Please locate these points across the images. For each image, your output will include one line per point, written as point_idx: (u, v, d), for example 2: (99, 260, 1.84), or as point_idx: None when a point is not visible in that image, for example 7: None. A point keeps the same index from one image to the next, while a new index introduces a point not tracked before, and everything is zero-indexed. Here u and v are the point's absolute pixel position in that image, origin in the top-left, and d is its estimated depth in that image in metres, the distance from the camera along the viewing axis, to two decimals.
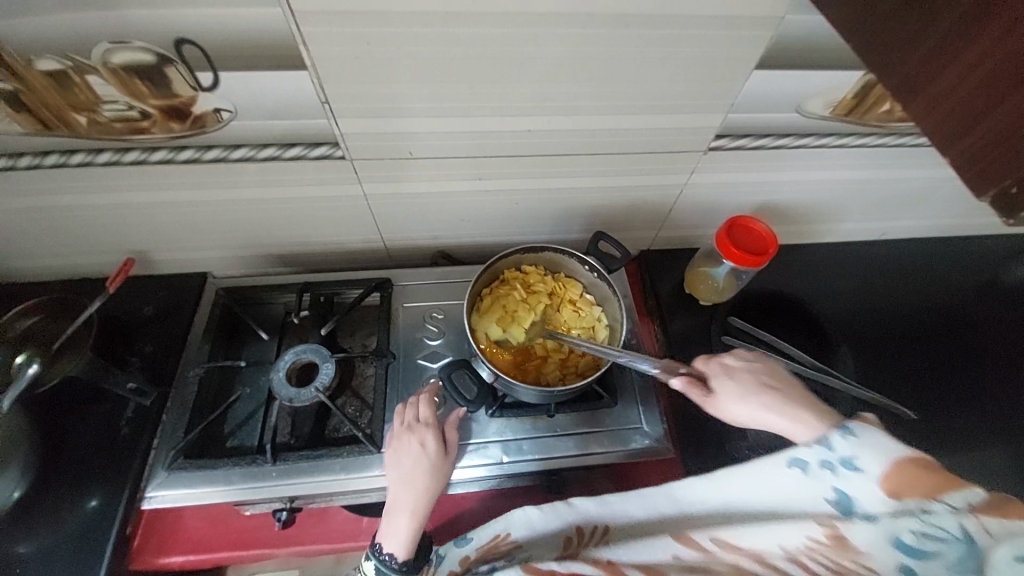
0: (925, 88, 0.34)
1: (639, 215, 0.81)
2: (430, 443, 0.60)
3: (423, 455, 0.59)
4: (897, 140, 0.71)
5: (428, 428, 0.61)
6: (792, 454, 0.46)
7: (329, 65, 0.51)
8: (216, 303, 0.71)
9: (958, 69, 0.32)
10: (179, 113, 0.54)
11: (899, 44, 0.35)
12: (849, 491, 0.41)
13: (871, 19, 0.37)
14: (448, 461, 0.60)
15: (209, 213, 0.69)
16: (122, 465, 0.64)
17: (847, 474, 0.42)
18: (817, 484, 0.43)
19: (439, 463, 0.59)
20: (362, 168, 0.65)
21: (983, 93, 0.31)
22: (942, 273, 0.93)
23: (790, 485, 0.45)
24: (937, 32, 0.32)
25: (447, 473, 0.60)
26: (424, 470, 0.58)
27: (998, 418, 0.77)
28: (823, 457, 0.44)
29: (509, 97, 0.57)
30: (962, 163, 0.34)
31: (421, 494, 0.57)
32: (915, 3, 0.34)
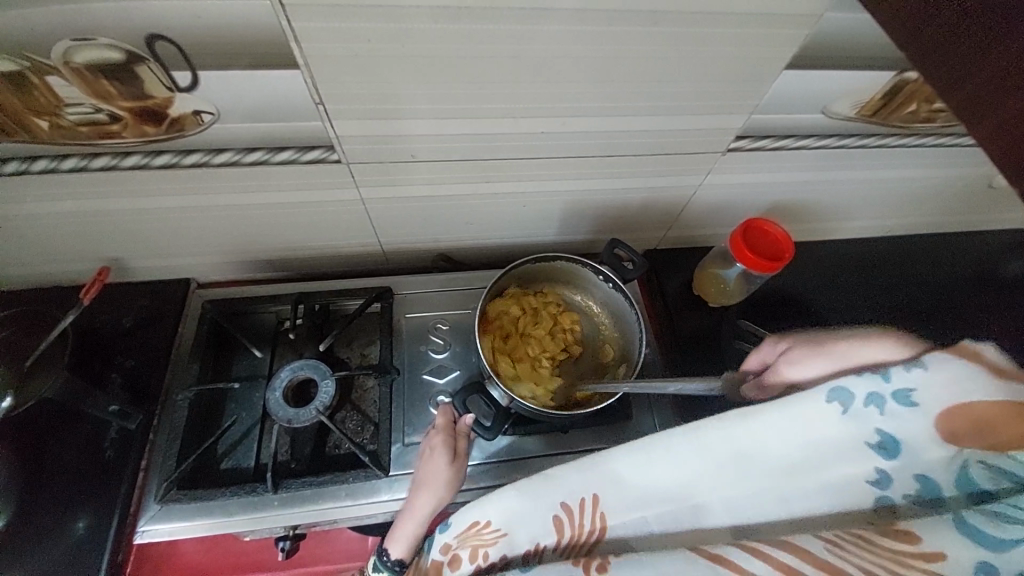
0: (992, 112, 0.31)
1: (649, 217, 0.78)
2: (437, 444, 0.57)
3: (430, 457, 0.57)
4: (917, 141, 0.69)
5: (439, 431, 0.58)
6: (836, 382, 0.39)
7: (323, 62, 0.45)
8: (204, 317, 0.67)
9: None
10: (153, 116, 0.48)
11: (964, 62, 0.32)
12: (896, 432, 0.37)
13: (929, 31, 0.34)
14: (455, 464, 0.56)
15: (191, 220, 0.64)
16: (109, 492, 0.61)
17: (895, 442, 0.37)
18: (858, 433, 0.37)
19: (445, 465, 0.56)
20: (359, 172, 0.60)
21: None
22: (947, 269, 0.92)
23: (825, 416, 0.38)
24: (1013, 51, 0.30)
25: (454, 477, 0.56)
26: (430, 472, 0.56)
27: None
28: (873, 391, 0.38)
29: (521, 98, 0.53)
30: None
31: (423, 496, 0.55)
32: (987, 19, 0.31)
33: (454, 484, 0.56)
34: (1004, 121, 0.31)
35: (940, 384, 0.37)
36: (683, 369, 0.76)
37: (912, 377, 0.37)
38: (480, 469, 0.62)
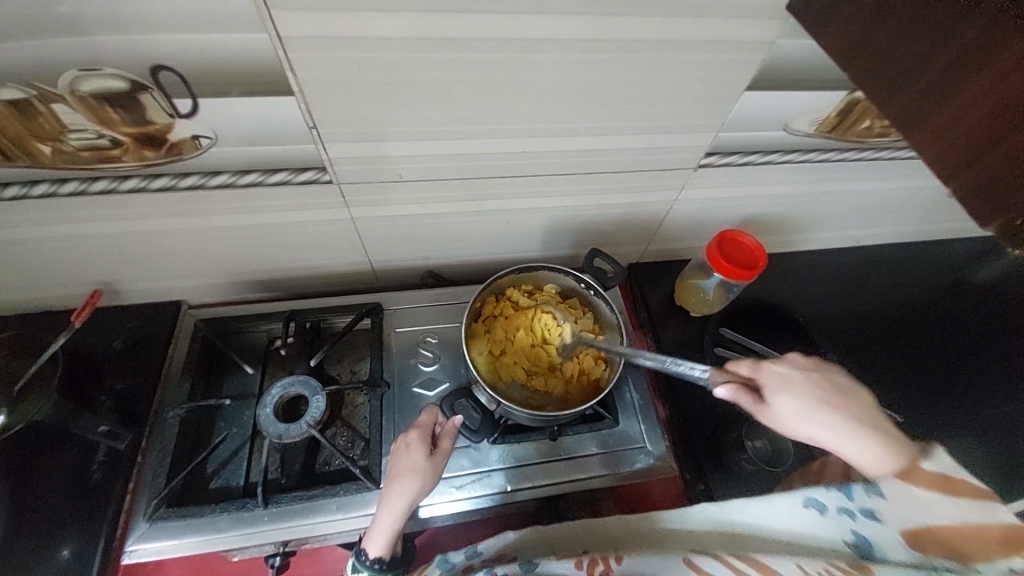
0: (928, 119, 0.35)
1: (630, 231, 0.81)
2: (415, 442, 0.57)
3: (406, 455, 0.57)
4: (874, 155, 0.73)
5: (417, 429, 0.59)
6: (809, 494, 0.51)
7: (317, 90, 0.49)
8: (196, 335, 0.68)
9: (955, 105, 0.33)
10: (153, 140, 0.51)
11: (898, 78, 0.36)
12: (871, 536, 0.47)
13: (860, 53, 0.39)
14: (433, 460, 0.57)
15: (185, 241, 0.66)
16: (95, 515, 0.60)
17: (864, 522, 0.47)
18: (837, 527, 0.48)
19: (422, 461, 0.56)
20: (349, 192, 0.62)
21: (985, 126, 0.31)
22: (915, 276, 0.96)
23: (806, 521, 0.50)
24: (939, 66, 0.33)
25: (432, 473, 0.56)
26: (407, 468, 0.56)
27: (973, 415, 0.81)
28: (845, 505, 0.49)
29: (503, 120, 0.56)
30: (970, 191, 0.33)
31: (399, 491, 0.55)
32: (914, 41, 0.35)
33: (432, 480, 0.56)
34: (938, 128, 0.34)
35: (904, 504, 0.47)
36: None
37: (873, 502, 0.48)
38: (472, 478, 0.63)
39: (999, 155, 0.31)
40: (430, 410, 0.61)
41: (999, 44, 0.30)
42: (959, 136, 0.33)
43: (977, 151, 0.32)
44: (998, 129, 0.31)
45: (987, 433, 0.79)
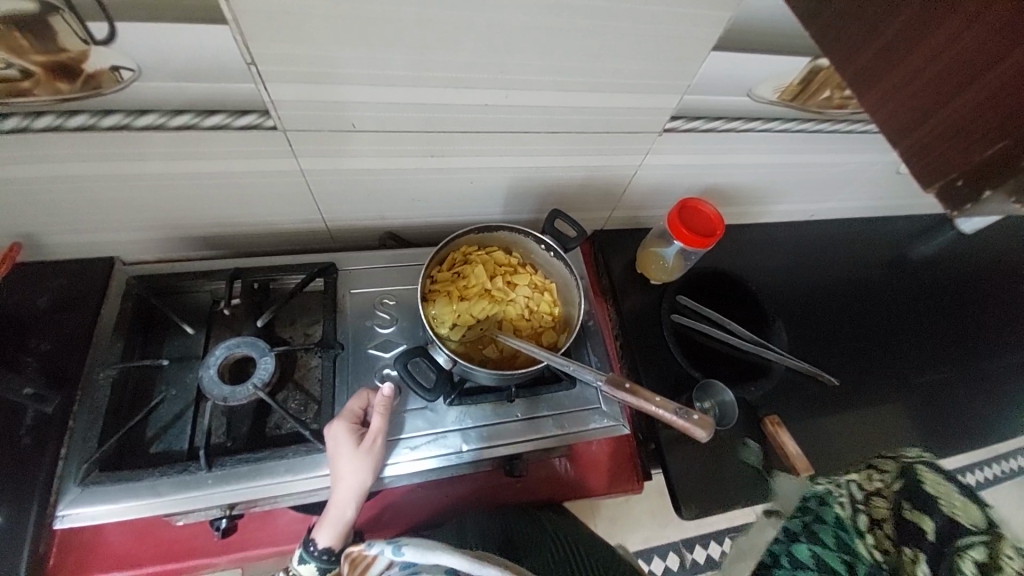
0: (906, 52, 0.30)
1: (593, 195, 0.80)
2: (340, 434, 0.56)
3: (336, 449, 0.56)
4: (831, 127, 0.75)
5: (343, 418, 0.57)
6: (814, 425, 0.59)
7: (255, 20, 0.44)
8: (129, 293, 0.63)
9: (923, 51, 0.30)
10: (66, 71, 0.46)
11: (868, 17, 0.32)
12: None
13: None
14: (364, 447, 0.56)
15: (113, 190, 0.60)
16: (24, 481, 0.55)
17: None
18: None
19: (353, 451, 0.55)
20: (297, 141, 0.58)
21: (989, 43, 0.27)
22: (859, 249, 1.01)
23: None
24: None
25: (366, 459, 0.56)
26: (341, 464, 0.55)
27: (900, 381, 0.88)
28: None
29: (464, 67, 0.53)
30: (961, 125, 0.29)
31: (339, 486, 0.55)
32: None
33: (371, 465, 0.56)
34: (897, 79, 0.31)
35: None
36: (627, 341, 0.80)
37: None
38: (424, 439, 0.62)
39: (995, 79, 0.27)
40: (360, 395, 0.59)
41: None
42: (945, 66, 0.29)
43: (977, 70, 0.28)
44: (964, 77, 0.28)
45: (909, 396, 0.87)
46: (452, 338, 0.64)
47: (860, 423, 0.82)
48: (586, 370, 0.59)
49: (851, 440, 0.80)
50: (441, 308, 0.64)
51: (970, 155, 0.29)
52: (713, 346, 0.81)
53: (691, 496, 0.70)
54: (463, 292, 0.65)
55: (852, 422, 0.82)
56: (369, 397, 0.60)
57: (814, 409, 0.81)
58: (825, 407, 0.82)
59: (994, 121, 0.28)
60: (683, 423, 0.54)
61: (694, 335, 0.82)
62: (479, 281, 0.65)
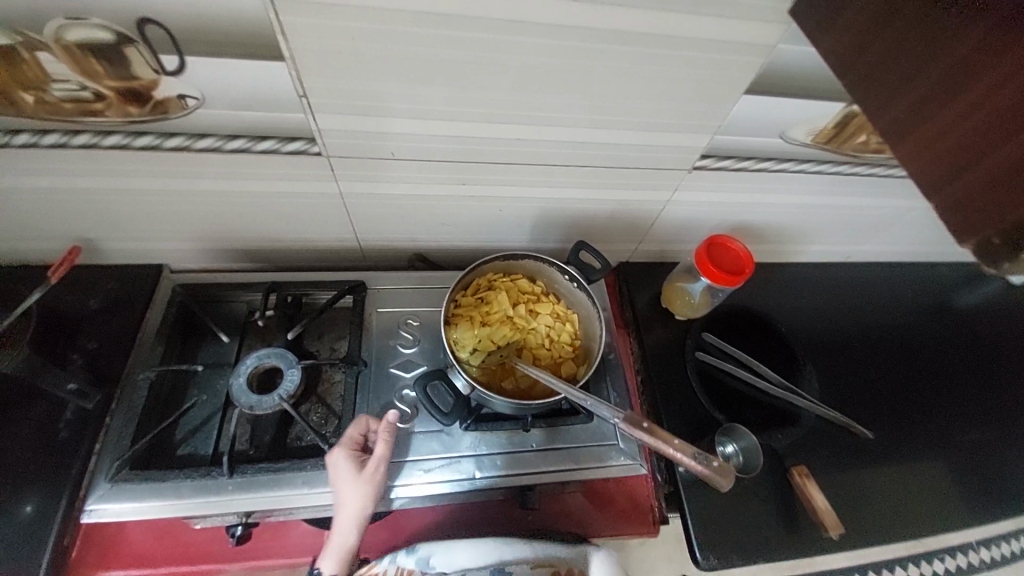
0: (930, 117, 0.31)
1: (620, 228, 0.81)
2: (339, 461, 0.56)
3: (337, 476, 0.56)
4: (867, 171, 0.73)
5: (343, 444, 0.57)
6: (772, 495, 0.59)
7: (310, 57, 0.48)
8: (173, 300, 0.67)
9: (957, 107, 0.29)
10: (138, 97, 0.50)
11: (895, 81, 0.33)
12: None
13: (868, 47, 0.34)
14: (365, 474, 0.56)
15: (169, 204, 0.65)
16: (59, 474, 0.58)
17: None
18: None
19: (353, 478, 0.55)
20: (339, 166, 0.61)
21: (1012, 113, 0.27)
22: (898, 296, 0.97)
23: None
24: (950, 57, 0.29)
25: (367, 487, 0.55)
26: (341, 489, 0.55)
27: (942, 439, 0.83)
28: None
29: (500, 103, 0.55)
30: (983, 189, 0.29)
31: (340, 514, 0.55)
32: (917, 40, 0.31)
33: (372, 492, 0.56)
34: (932, 134, 0.31)
35: None
36: (647, 376, 0.79)
37: None
38: (438, 462, 0.63)
39: (1016, 149, 0.27)
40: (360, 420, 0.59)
41: (1018, 38, 0.26)
42: (967, 133, 0.29)
43: (999, 138, 0.28)
44: (999, 136, 0.28)
45: (950, 455, 0.81)
46: (472, 362, 0.64)
47: (894, 481, 0.77)
48: (604, 406, 0.59)
49: (884, 498, 0.76)
50: (463, 332, 0.65)
51: (1005, 212, 0.28)
52: (737, 387, 0.79)
53: (710, 544, 0.67)
54: (487, 317, 0.65)
55: (886, 478, 0.77)
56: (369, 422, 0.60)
57: (845, 462, 0.78)
58: (856, 461, 0.78)
59: (1015, 191, 0.28)
60: (699, 467, 0.54)
61: (717, 375, 0.80)
62: (501, 308, 0.66)
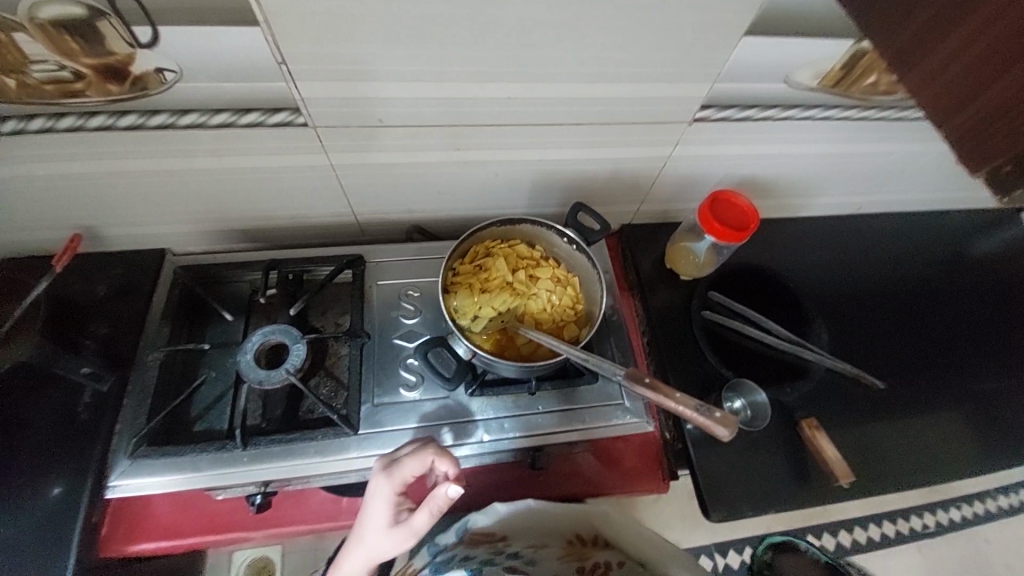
0: (941, 39, 0.28)
1: (621, 188, 0.79)
2: (379, 502, 0.55)
3: (371, 512, 0.55)
4: (878, 114, 0.70)
5: (389, 482, 0.54)
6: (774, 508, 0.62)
7: (285, 20, 0.46)
8: (176, 282, 0.68)
9: (972, 23, 0.26)
10: (116, 74, 0.49)
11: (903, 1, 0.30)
12: None
13: None
14: (394, 530, 0.55)
15: (162, 186, 0.64)
16: (82, 454, 0.60)
17: None
18: None
19: (382, 527, 0.55)
20: (328, 137, 0.60)
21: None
22: (910, 245, 0.94)
23: None
24: None
25: (388, 541, 0.55)
26: (368, 528, 0.55)
27: (958, 388, 0.82)
28: None
29: (486, 60, 0.53)
30: (1000, 114, 0.26)
31: (359, 545, 0.56)
32: None
33: (394, 548, 0.55)
34: (940, 61, 0.28)
35: None
36: (653, 337, 0.79)
37: None
38: (444, 429, 0.64)
39: None
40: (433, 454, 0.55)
41: None
42: (981, 53, 0.26)
43: (1015, 56, 0.25)
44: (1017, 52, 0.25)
45: (963, 404, 0.80)
46: (475, 329, 0.64)
47: (905, 431, 0.77)
48: (607, 365, 0.58)
49: (895, 449, 0.76)
50: (463, 299, 0.64)
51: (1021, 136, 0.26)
52: (744, 345, 0.78)
53: (720, 498, 0.68)
54: (487, 283, 0.65)
55: (896, 429, 0.77)
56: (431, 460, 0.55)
57: (855, 414, 0.77)
58: (867, 413, 0.77)
59: None
60: (704, 420, 0.54)
61: (724, 333, 0.79)
62: (501, 273, 0.66)
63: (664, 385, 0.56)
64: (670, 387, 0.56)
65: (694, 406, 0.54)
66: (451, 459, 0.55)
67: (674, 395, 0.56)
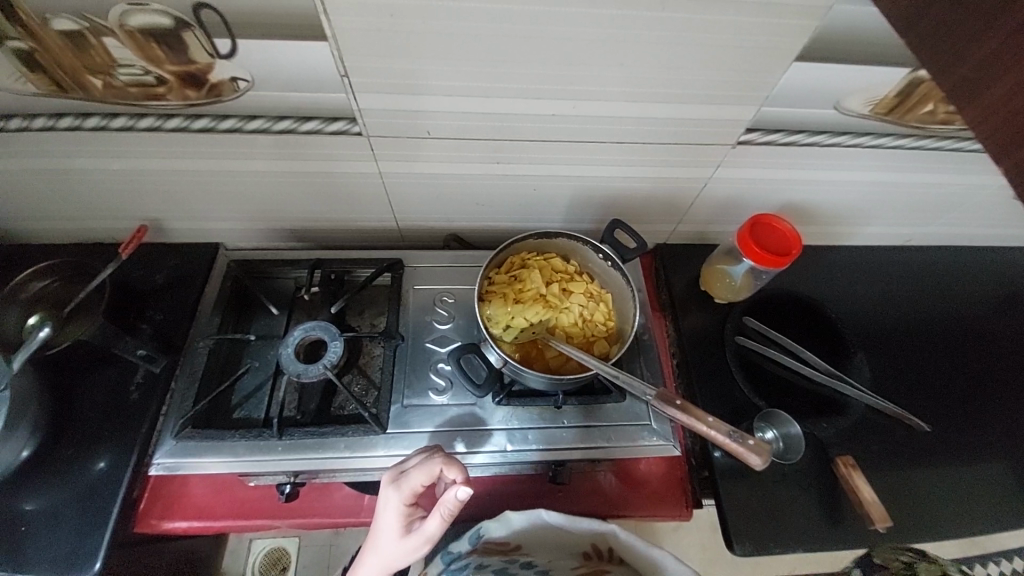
0: (994, 78, 0.27)
1: (659, 208, 0.79)
2: (392, 511, 0.56)
3: (385, 520, 0.56)
4: (933, 144, 0.68)
5: (399, 492, 0.55)
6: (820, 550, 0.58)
7: (349, 36, 0.49)
8: (228, 275, 0.72)
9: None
10: (194, 80, 0.53)
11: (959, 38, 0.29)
12: None
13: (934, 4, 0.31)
14: (408, 538, 0.55)
15: (223, 185, 0.69)
16: (131, 430, 0.64)
17: None
18: None
19: (397, 535, 0.56)
20: (378, 145, 0.63)
21: None
22: (963, 282, 0.90)
23: None
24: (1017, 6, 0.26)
25: (403, 548, 0.56)
26: (384, 535, 0.56)
27: (1013, 436, 0.77)
28: None
29: (535, 78, 0.55)
30: None
31: (376, 551, 0.57)
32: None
33: (409, 555, 0.56)
34: (997, 97, 0.27)
35: None
36: (684, 359, 0.77)
37: None
38: (469, 435, 0.64)
39: None
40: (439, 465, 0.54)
41: None
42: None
43: None
44: None
45: (1017, 453, 0.75)
46: (506, 339, 0.65)
47: (950, 477, 0.73)
48: (636, 383, 0.58)
49: (938, 495, 0.71)
50: (497, 309, 0.65)
51: None
52: (779, 374, 0.76)
53: (746, 530, 0.66)
54: (521, 294, 0.66)
55: (941, 475, 0.73)
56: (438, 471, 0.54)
57: (896, 454, 0.73)
58: (909, 454, 0.74)
59: None
60: (735, 446, 0.53)
61: (758, 360, 0.77)
62: (535, 286, 0.66)
63: (695, 406, 0.55)
64: (701, 409, 0.55)
65: (725, 430, 0.54)
66: (459, 467, 0.54)
67: (705, 417, 0.55)
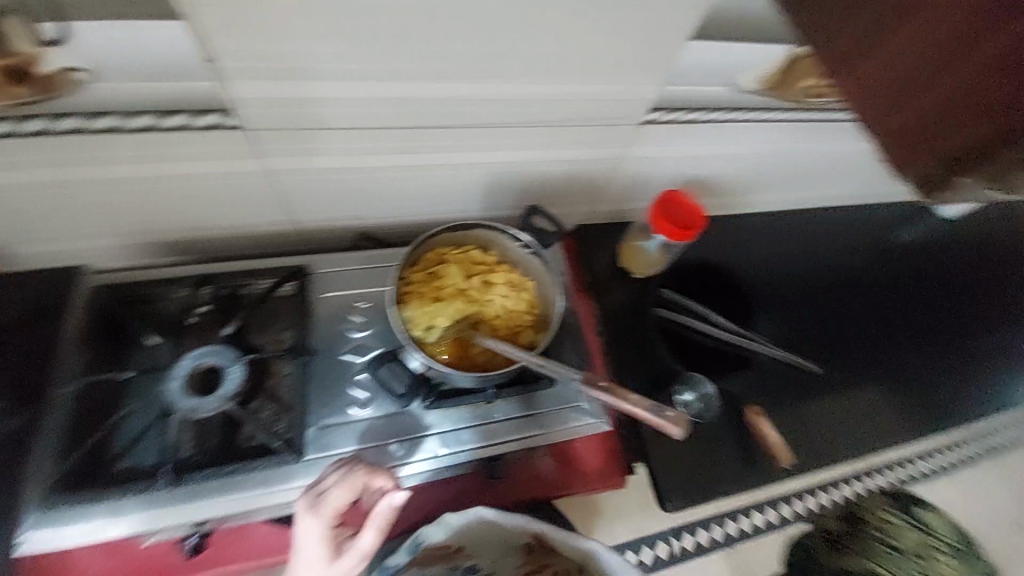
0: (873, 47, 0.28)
1: (575, 190, 0.79)
2: (315, 539, 0.51)
3: (306, 553, 0.51)
4: (812, 115, 0.74)
5: (322, 514, 0.51)
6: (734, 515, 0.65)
7: (206, 12, 0.42)
8: (91, 305, 0.62)
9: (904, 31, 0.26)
10: (14, 74, 0.44)
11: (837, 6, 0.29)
12: None
13: None
14: (339, 562, 0.51)
15: (69, 197, 0.57)
16: None
17: None
18: None
19: (324, 564, 0.51)
20: (262, 140, 0.56)
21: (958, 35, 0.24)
22: (843, 238, 1.00)
23: None
24: None
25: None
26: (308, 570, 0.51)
27: (884, 367, 0.89)
28: None
29: (434, 59, 0.51)
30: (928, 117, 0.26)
31: None
32: None
33: None
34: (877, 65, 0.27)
35: None
36: (609, 337, 0.79)
37: None
38: (398, 446, 0.62)
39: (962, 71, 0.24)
40: (363, 473, 0.53)
41: None
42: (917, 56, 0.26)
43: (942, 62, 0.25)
44: (947, 57, 0.25)
45: (887, 380, 0.87)
46: (429, 340, 0.62)
47: (841, 411, 0.82)
48: (564, 370, 0.58)
49: (833, 428, 0.81)
50: (416, 309, 0.62)
51: (949, 136, 0.25)
52: (697, 340, 0.80)
53: (677, 490, 0.70)
54: (440, 292, 0.63)
55: (833, 410, 0.82)
56: (363, 480, 0.53)
57: (798, 399, 0.81)
58: (808, 396, 0.82)
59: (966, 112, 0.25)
60: (661, 420, 0.54)
61: (677, 329, 0.81)
62: (453, 281, 0.64)
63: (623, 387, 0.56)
64: (629, 391, 0.56)
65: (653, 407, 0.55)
66: (386, 474, 0.54)
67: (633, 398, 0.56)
